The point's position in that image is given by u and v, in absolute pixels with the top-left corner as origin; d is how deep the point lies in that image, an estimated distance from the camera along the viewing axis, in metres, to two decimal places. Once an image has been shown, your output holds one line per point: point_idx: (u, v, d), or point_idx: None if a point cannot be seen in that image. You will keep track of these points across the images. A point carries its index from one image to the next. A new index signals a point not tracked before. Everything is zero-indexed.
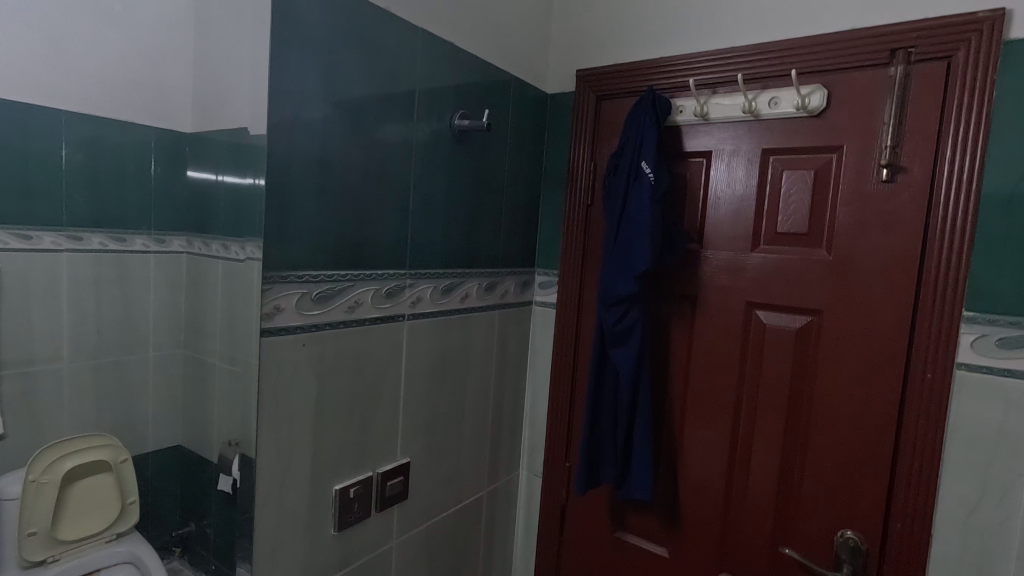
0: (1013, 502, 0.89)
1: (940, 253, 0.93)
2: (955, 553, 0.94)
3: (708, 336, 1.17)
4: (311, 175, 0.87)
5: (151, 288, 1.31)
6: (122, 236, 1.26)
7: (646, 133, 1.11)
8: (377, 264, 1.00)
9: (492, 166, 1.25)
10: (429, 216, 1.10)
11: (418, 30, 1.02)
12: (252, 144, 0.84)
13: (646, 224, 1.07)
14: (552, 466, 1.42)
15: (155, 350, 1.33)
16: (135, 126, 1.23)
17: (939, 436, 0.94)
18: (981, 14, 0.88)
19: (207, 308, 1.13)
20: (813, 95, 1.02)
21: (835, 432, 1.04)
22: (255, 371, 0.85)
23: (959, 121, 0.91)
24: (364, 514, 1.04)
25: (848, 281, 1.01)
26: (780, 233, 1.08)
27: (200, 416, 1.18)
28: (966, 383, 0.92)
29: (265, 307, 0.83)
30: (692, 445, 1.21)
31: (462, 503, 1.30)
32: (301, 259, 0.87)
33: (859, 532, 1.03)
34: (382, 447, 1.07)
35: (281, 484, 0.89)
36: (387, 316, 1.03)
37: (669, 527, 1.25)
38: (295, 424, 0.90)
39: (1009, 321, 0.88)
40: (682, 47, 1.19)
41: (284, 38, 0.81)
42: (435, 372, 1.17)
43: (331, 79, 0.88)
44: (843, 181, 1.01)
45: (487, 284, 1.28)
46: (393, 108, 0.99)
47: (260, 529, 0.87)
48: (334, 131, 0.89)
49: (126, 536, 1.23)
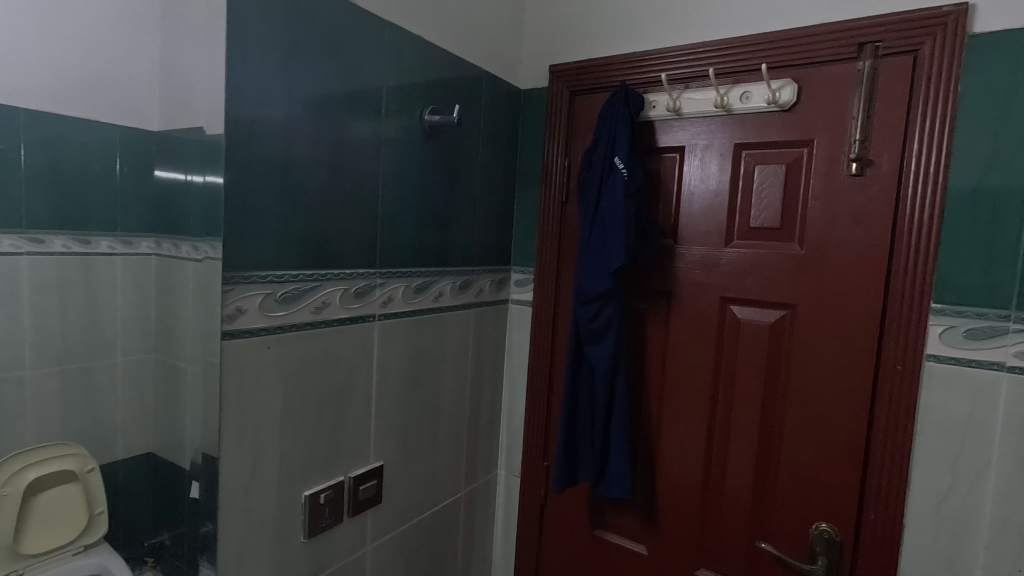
0: (981, 490, 0.90)
1: (908, 246, 0.93)
2: (926, 542, 0.94)
3: (682, 332, 1.17)
4: (274, 173, 0.84)
5: (118, 293, 1.27)
6: (87, 238, 1.21)
7: (619, 128, 1.11)
8: (345, 263, 0.98)
9: (465, 163, 1.23)
10: (400, 214, 1.08)
11: (386, 23, 1.00)
12: (212, 142, 0.81)
13: (619, 219, 1.06)
14: (530, 466, 1.41)
15: (123, 355, 1.29)
16: (97, 125, 1.17)
17: (910, 427, 0.95)
18: (946, 8, 0.89)
19: (175, 311, 1.09)
20: (783, 90, 1.03)
21: (809, 425, 1.05)
22: (216, 375, 0.82)
23: (926, 114, 0.91)
24: (336, 520, 1.01)
25: (821, 275, 1.02)
26: (753, 229, 1.09)
27: (167, 423, 1.14)
28: (935, 374, 0.93)
29: (226, 309, 0.80)
30: (669, 440, 1.21)
31: (439, 504, 1.28)
32: (264, 259, 0.84)
33: (833, 524, 1.03)
34: (355, 451, 1.04)
35: (247, 493, 0.86)
36: (356, 316, 1.01)
37: (647, 524, 1.25)
38: (261, 430, 0.87)
39: (976, 313, 0.89)
40: (656, 41, 1.19)
41: (243, 31, 0.78)
42: (409, 373, 1.15)
43: (294, 74, 0.85)
44: (814, 175, 1.02)
45: (460, 282, 1.26)
46: (360, 105, 0.97)
47: (225, 538, 0.84)
48: (298, 126, 0.87)
49: (95, 547, 1.18)
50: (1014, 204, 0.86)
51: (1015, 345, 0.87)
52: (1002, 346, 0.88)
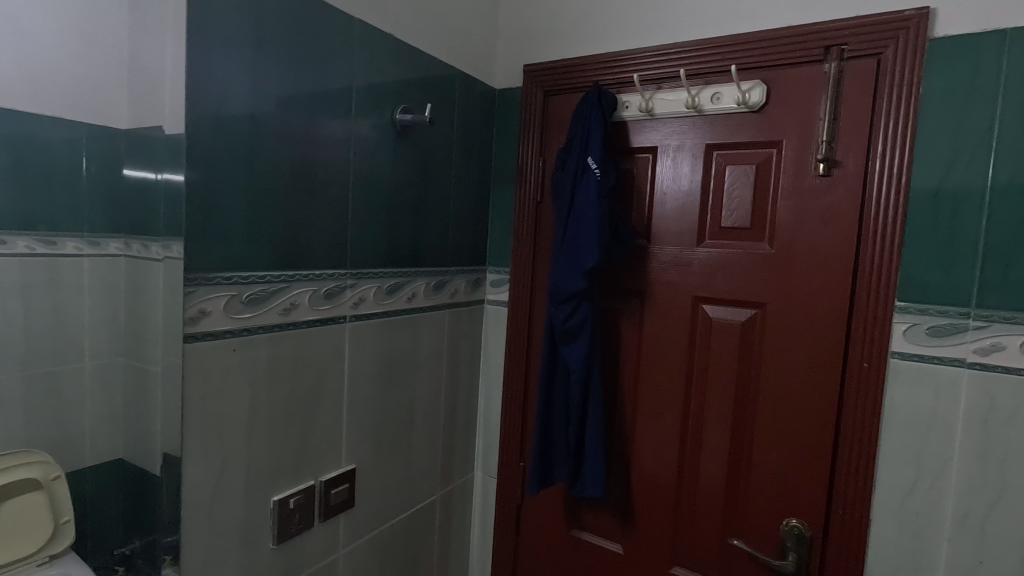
0: (944, 483, 0.92)
1: (873, 246, 0.95)
2: (892, 537, 0.96)
3: (655, 331, 1.18)
4: (239, 171, 0.82)
5: (85, 295, 1.22)
6: (52, 240, 1.17)
7: (592, 128, 1.11)
8: (314, 264, 0.96)
9: (438, 162, 1.22)
10: (372, 215, 1.07)
11: (355, 21, 0.99)
12: (172, 141, 0.79)
13: (592, 218, 1.07)
14: (506, 467, 1.40)
15: (92, 358, 1.22)
16: (63, 121, 1.12)
17: (875, 424, 0.96)
18: (908, 12, 0.90)
19: (139, 313, 1.06)
20: (752, 91, 1.04)
21: (779, 423, 1.06)
22: (179, 379, 0.80)
23: (889, 116, 0.93)
24: (307, 525, 1.00)
25: (789, 274, 1.03)
26: (724, 229, 1.10)
27: (129, 428, 1.10)
28: (900, 371, 0.94)
29: (189, 311, 0.78)
30: (642, 439, 1.21)
31: (414, 507, 1.27)
32: (228, 259, 0.82)
33: (803, 520, 1.04)
34: (326, 454, 1.03)
35: (212, 499, 0.85)
36: (327, 318, 0.99)
37: (622, 523, 1.25)
38: (226, 436, 0.86)
39: (938, 310, 0.91)
40: (629, 42, 1.19)
41: (205, 27, 0.76)
42: (381, 375, 1.13)
43: (259, 71, 0.84)
44: (783, 175, 1.03)
45: (434, 283, 1.25)
46: (329, 103, 0.95)
47: (189, 545, 0.82)
48: (263, 125, 0.85)
49: (61, 558, 1.10)
50: (974, 204, 0.88)
51: (974, 342, 0.89)
52: (963, 343, 0.90)
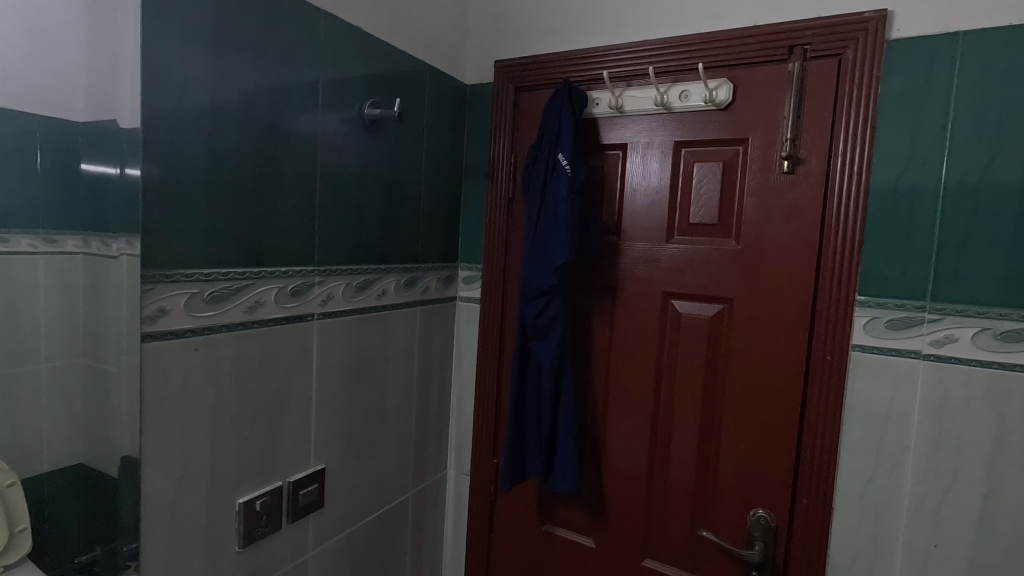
0: (901, 471, 0.95)
1: (835, 242, 0.98)
2: (852, 524, 0.99)
3: (625, 327, 1.19)
4: (200, 165, 0.80)
5: (41, 296, 1.14)
6: (4, 237, 1.10)
7: (563, 125, 1.11)
8: (280, 261, 0.94)
9: (408, 157, 1.21)
10: (341, 210, 1.05)
11: (321, 12, 0.96)
12: (128, 134, 0.77)
13: (563, 214, 1.07)
14: (479, 464, 1.40)
15: (48, 360, 1.15)
16: (13, 112, 1.06)
17: (837, 415, 0.99)
18: (867, 14, 0.93)
19: (97, 312, 1.02)
20: (720, 89, 1.05)
21: (746, 415, 1.08)
22: (137, 380, 0.77)
23: (849, 115, 0.95)
24: (274, 527, 0.98)
25: (756, 269, 1.05)
26: (692, 225, 1.11)
27: (87, 432, 1.06)
28: (860, 363, 0.97)
29: (147, 309, 0.76)
30: (614, 433, 1.22)
31: (385, 506, 1.26)
32: (188, 256, 0.80)
33: (769, 510, 1.07)
34: (294, 454, 1.01)
35: (174, 502, 0.82)
36: (294, 316, 0.98)
37: (594, 517, 1.27)
38: (189, 437, 0.83)
39: (895, 304, 0.94)
40: (599, 39, 1.19)
41: (162, 17, 0.74)
42: (351, 374, 1.12)
43: (220, 62, 0.81)
44: (749, 172, 1.05)
45: (405, 279, 1.24)
46: (296, 97, 0.93)
47: (149, 549, 0.80)
48: (225, 117, 0.83)
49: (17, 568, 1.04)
50: (929, 201, 0.91)
51: (930, 334, 0.92)
52: (920, 334, 0.93)
